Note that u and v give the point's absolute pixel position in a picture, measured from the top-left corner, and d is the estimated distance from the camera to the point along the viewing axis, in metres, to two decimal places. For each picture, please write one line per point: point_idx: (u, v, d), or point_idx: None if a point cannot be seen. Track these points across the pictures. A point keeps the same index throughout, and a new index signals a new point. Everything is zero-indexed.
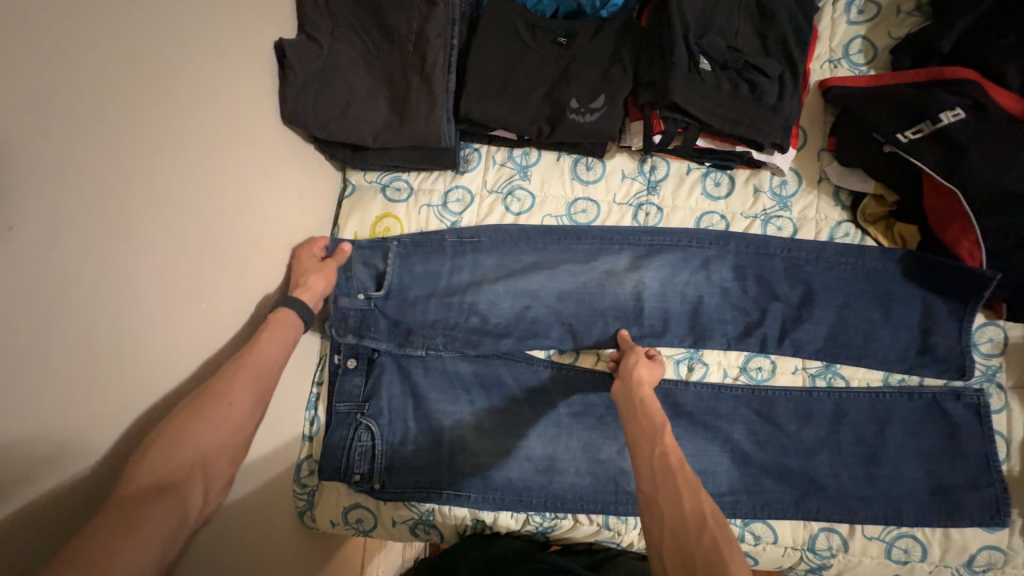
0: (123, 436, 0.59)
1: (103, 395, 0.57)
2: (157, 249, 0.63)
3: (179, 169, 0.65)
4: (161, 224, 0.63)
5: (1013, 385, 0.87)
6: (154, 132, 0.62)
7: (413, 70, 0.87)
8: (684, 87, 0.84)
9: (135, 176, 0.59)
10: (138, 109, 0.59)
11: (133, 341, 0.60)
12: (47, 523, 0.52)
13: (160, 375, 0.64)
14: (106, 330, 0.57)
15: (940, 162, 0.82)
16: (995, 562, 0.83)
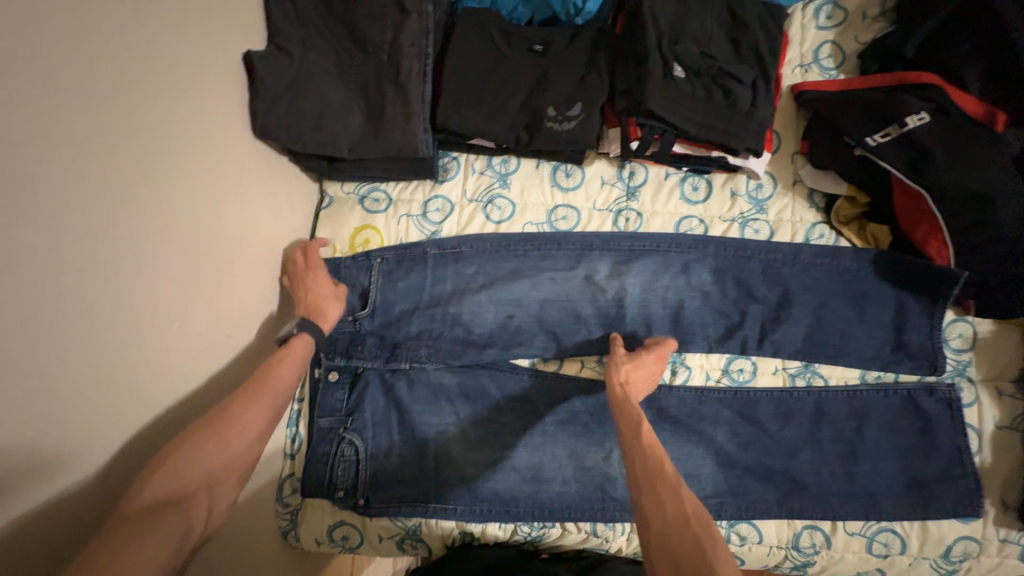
0: (88, 468, 0.57)
1: (70, 427, 0.55)
2: (127, 275, 0.61)
3: (147, 192, 0.64)
4: (131, 249, 0.61)
5: (982, 378, 0.90)
6: (120, 154, 0.60)
7: (387, 80, 0.86)
8: (659, 95, 0.84)
9: (102, 201, 0.58)
10: (100, 131, 0.57)
11: (101, 368, 0.58)
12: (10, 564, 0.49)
13: (130, 401, 0.62)
14: (70, 361, 0.54)
15: (907, 165, 0.84)
16: (970, 551, 0.86)
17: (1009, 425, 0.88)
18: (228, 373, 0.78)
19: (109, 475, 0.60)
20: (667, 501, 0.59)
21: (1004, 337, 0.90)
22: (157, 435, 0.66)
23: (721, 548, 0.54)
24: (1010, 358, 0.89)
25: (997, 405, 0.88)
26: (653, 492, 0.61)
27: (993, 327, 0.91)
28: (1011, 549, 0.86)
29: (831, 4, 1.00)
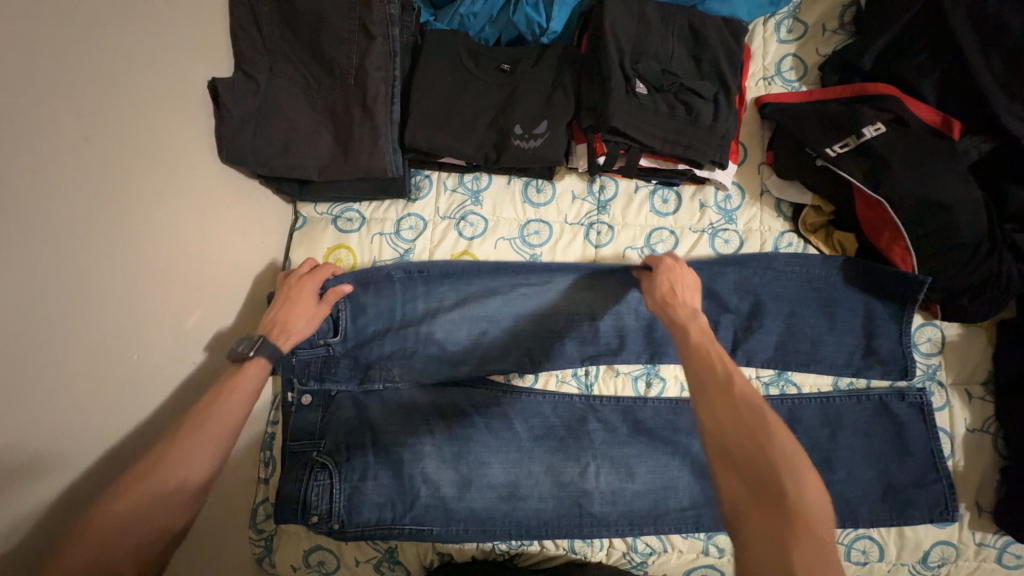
0: (41, 503, 0.57)
1: (19, 460, 0.54)
2: (75, 312, 0.59)
3: (98, 225, 0.62)
4: (79, 284, 0.60)
5: (952, 382, 0.91)
6: (69, 191, 0.58)
7: (355, 103, 0.87)
8: (623, 111, 0.86)
9: (47, 239, 0.56)
10: (47, 167, 0.56)
11: (56, 400, 0.58)
12: None
13: (82, 437, 0.61)
14: (14, 402, 0.53)
15: (868, 173, 0.85)
16: (949, 556, 0.86)
17: (980, 428, 0.88)
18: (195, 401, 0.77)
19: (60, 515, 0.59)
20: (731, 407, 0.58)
21: (970, 341, 0.91)
22: (116, 464, 0.65)
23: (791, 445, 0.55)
24: (978, 360, 0.91)
25: (967, 408, 0.89)
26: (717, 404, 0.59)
27: (961, 330, 0.92)
28: (987, 552, 0.86)
29: (791, 19, 1.02)
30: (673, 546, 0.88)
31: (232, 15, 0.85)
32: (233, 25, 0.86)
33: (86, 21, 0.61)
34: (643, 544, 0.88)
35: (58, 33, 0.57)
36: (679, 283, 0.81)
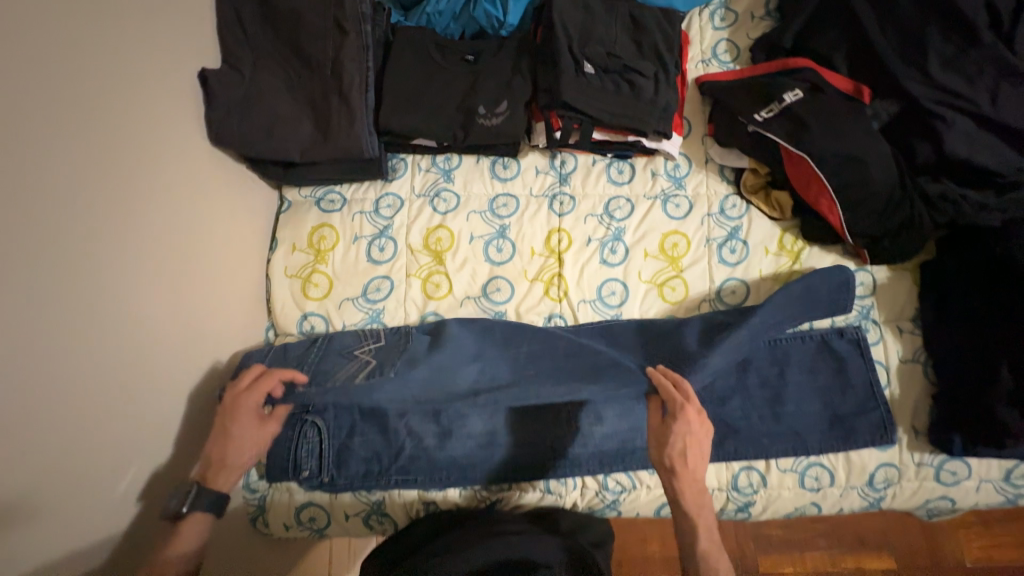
0: (50, 428, 0.64)
1: (33, 386, 0.62)
2: (67, 259, 0.67)
3: (85, 184, 0.70)
4: (70, 235, 0.67)
5: (884, 320, 1.00)
6: (66, 155, 0.67)
7: (332, 91, 0.97)
8: (573, 89, 0.97)
9: (51, 193, 0.65)
10: (49, 133, 0.65)
11: (65, 337, 0.66)
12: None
13: (90, 374, 0.69)
14: (28, 331, 0.61)
15: (790, 134, 0.96)
16: (892, 477, 0.94)
17: (912, 359, 0.97)
18: (185, 358, 0.85)
19: (64, 445, 0.66)
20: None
21: (899, 282, 1.01)
22: (116, 404, 0.73)
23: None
24: (905, 299, 1.00)
25: (899, 341, 0.98)
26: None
27: (889, 274, 1.02)
28: (927, 471, 0.94)
29: (723, 9, 1.15)
30: (641, 483, 0.95)
31: (218, 17, 0.96)
32: (219, 25, 0.96)
33: (87, 16, 0.71)
34: (613, 482, 0.95)
35: (53, 24, 0.66)
36: (692, 444, 0.83)
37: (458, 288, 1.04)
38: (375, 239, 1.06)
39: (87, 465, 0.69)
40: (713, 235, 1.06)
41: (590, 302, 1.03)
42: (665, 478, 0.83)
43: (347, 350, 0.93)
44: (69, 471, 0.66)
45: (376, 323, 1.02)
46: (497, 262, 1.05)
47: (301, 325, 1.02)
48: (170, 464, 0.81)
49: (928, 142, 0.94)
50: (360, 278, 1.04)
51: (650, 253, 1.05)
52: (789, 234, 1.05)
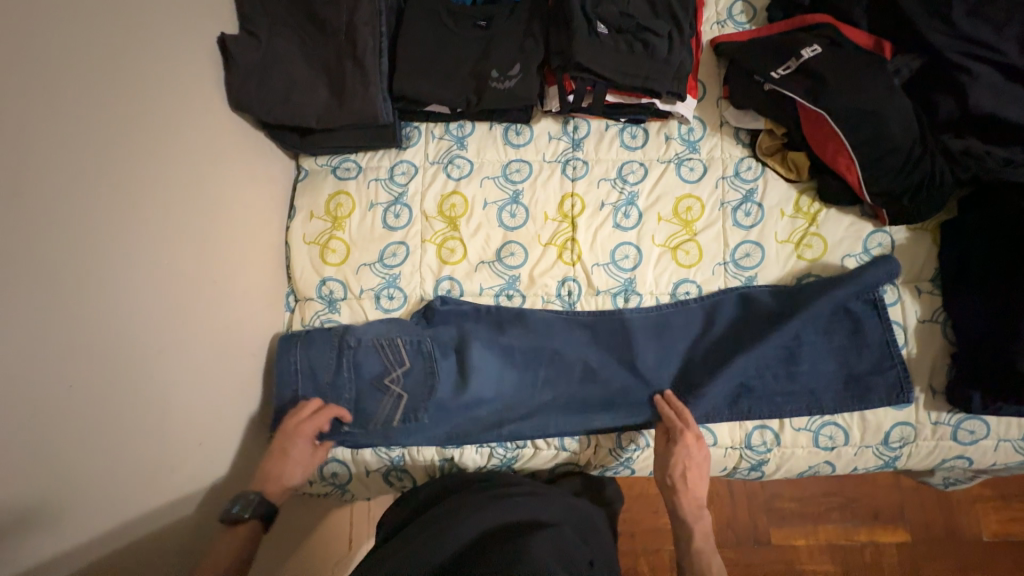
0: (97, 367, 0.68)
1: (79, 326, 0.66)
2: (101, 207, 0.70)
3: (113, 137, 0.72)
4: (105, 188, 0.71)
5: (902, 281, 0.99)
6: (98, 111, 0.70)
7: (347, 57, 0.98)
8: (586, 49, 0.97)
9: (85, 146, 0.68)
10: (82, 88, 0.68)
11: (104, 284, 0.70)
12: (39, 428, 0.61)
13: (128, 321, 0.73)
14: (70, 274, 0.65)
15: (807, 91, 0.95)
16: (908, 436, 0.94)
17: (930, 319, 0.97)
18: (213, 314, 0.89)
19: (112, 385, 0.70)
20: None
21: (918, 242, 1.00)
22: (154, 352, 0.76)
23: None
24: (925, 259, 0.99)
25: (918, 301, 0.98)
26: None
27: (908, 234, 1.00)
28: (944, 430, 0.93)
29: None
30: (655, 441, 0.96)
31: None
32: None
33: None
34: (627, 440, 0.97)
35: None
36: (692, 467, 0.86)
37: (473, 253, 1.05)
38: (390, 206, 1.07)
39: (131, 407, 0.72)
40: (728, 198, 1.05)
41: (604, 266, 1.04)
42: (666, 496, 0.87)
43: (378, 380, 0.95)
44: (114, 410, 0.70)
45: (393, 288, 1.04)
46: (511, 227, 1.06)
47: (320, 290, 1.05)
48: (205, 415, 0.85)
49: (952, 97, 0.92)
50: (376, 244, 1.06)
51: (664, 217, 1.05)
52: (805, 196, 1.04)
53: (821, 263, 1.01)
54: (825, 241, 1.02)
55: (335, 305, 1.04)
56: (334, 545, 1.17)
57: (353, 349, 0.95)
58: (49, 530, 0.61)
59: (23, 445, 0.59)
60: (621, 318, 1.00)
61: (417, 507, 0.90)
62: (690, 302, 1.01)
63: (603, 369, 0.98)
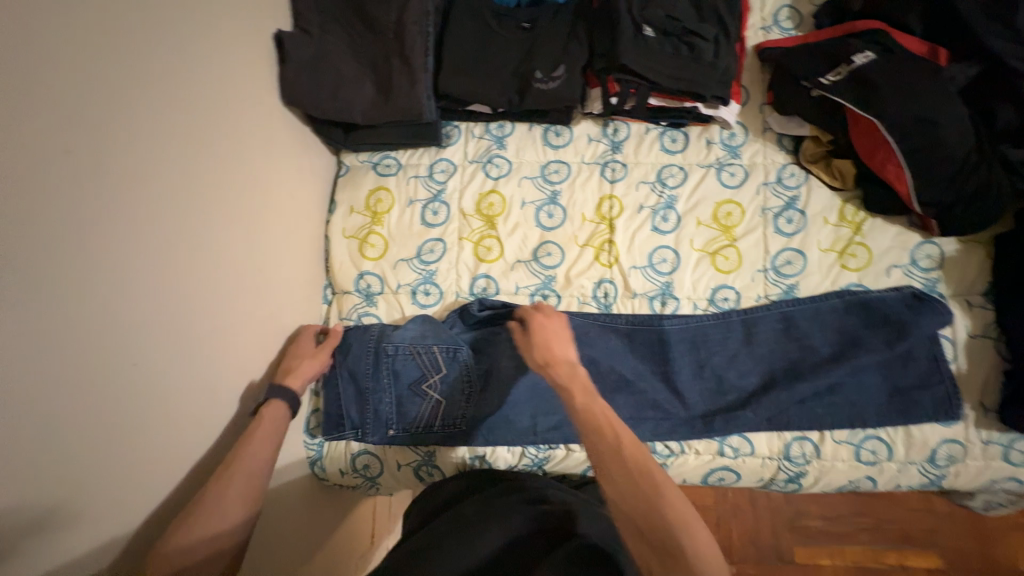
0: (156, 347, 0.70)
1: (142, 307, 0.68)
2: (166, 194, 0.72)
3: (177, 125, 0.75)
4: (171, 176, 0.73)
5: (952, 294, 0.96)
6: (167, 102, 0.73)
7: (395, 55, 1.01)
8: (632, 51, 0.97)
9: (156, 135, 0.71)
10: (154, 80, 0.71)
11: (165, 268, 0.72)
12: (106, 404, 0.63)
13: (184, 305, 0.75)
14: (136, 257, 0.68)
15: (857, 97, 0.93)
16: (956, 454, 0.91)
17: (981, 334, 0.94)
18: (258, 303, 0.91)
19: (167, 366, 0.72)
20: (658, 547, 0.57)
21: (969, 255, 0.97)
22: (205, 336, 0.79)
23: (710, 544, 0.57)
24: (976, 272, 0.96)
25: (968, 316, 0.95)
26: (642, 534, 0.58)
27: (958, 246, 0.98)
28: (994, 450, 0.90)
29: None
30: (690, 448, 0.94)
31: None
32: None
33: None
34: (662, 446, 0.95)
35: None
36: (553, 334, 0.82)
37: (510, 251, 1.05)
38: (429, 203, 1.09)
39: (184, 389, 0.75)
40: (769, 205, 1.04)
41: (641, 269, 1.03)
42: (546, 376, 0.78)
43: (416, 384, 0.97)
44: (168, 390, 0.72)
45: (430, 284, 1.05)
46: (549, 227, 1.06)
47: (358, 283, 1.06)
48: (246, 401, 0.87)
49: (1011, 105, 0.90)
50: (414, 240, 1.07)
51: (703, 222, 1.04)
52: (850, 205, 1.02)
53: (867, 272, 0.99)
54: (870, 251, 1.00)
55: (373, 299, 1.05)
56: (357, 541, 1.18)
57: (391, 358, 0.97)
58: (107, 502, 0.63)
59: (90, 419, 0.61)
60: (658, 330, 0.99)
61: (442, 502, 0.87)
62: (731, 315, 0.99)
63: (641, 379, 0.97)
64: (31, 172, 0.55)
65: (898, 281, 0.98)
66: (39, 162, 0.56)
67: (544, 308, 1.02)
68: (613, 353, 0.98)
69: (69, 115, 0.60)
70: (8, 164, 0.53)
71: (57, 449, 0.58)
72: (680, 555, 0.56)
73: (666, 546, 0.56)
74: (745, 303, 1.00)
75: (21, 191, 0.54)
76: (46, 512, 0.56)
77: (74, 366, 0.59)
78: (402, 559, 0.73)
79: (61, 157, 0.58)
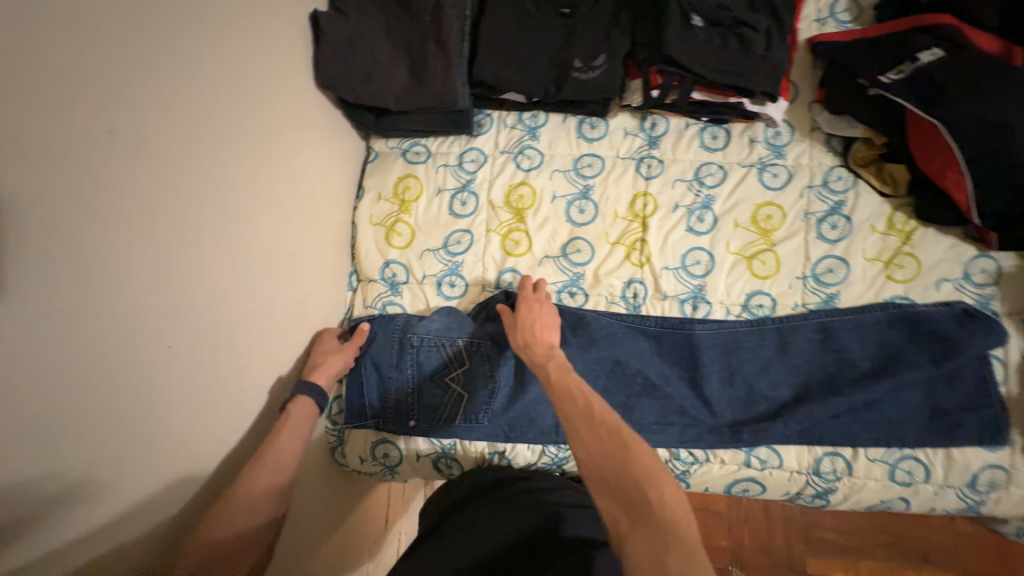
0: (189, 330, 0.70)
1: (176, 289, 0.68)
2: (202, 176, 0.72)
3: (215, 106, 0.74)
4: (207, 157, 0.72)
5: (1006, 312, 0.91)
6: (205, 81, 0.72)
7: (430, 39, 0.98)
8: (678, 41, 0.92)
9: (193, 115, 0.70)
10: (194, 59, 0.70)
11: (198, 251, 0.71)
12: (144, 387, 0.63)
13: (216, 289, 0.75)
14: (172, 240, 0.67)
15: (919, 98, 0.88)
16: (998, 480, 0.86)
17: None
18: (286, 287, 0.90)
19: (199, 349, 0.72)
20: (625, 497, 0.57)
21: None
22: (236, 320, 0.79)
23: (677, 496, 0.57)
24: None
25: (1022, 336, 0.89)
26: (610, 488, 0.58)
27: (1017, 262, 0.92)
28: None
29: None
30: (716, 457, 0.92)
31: None
32: None
33: None
34: (686, 453, 0.93)
35: None
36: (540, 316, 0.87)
37: (538, 246, 1.03)
38: (458, 192, 1.06)
39: (215, 372, 0.75)
40: (813, 209, 0.99)
41: (673, 270, 1.00)
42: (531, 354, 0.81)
43: (439, 376, 0.96)
44: (201, 372, 0.72)
45: (456, 276, 1.03)
46: (579, 222, 1.03)
47: (384, 272, 1.05)
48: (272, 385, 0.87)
49: None
50: (441, 230, 1.05)
51: (740, 224, 1.00)
52: (900, 212, 0.97)
53: (914, 285, 0.94)
54: (919, 263, 0.94)
55: (398, 288, 1.04)
56: (372, 524, 1.19)
57: (416, 348, 0.96)
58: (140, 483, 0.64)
59: (127, 401, 0.61)
60: (689, 333, 0.96)
61: (459, 498, 0.86)
62: (766, 322, 0.95)
63: (667, 384, 0.94)
64: (76, 150, 0.55)
65: (947, 296, 0.93)
66: (84, 141, 0.55)
67: (571, 305, 0.99)
68: (640, 355, 0.95)
69: (112, 93, 0.58)
70: (55, 141, 0.52)
71: (98, 428, 0.58)
72: (647, 504, 0.56)
73: (633, 495, 0.57)
74: (780, 310, 0.97)
75: (66, 169, 0.53)
76: (82, 490, 0.57)
77: (113, 348, 0.59)
78: (424, 554, 0.73)
79: (103, 136, 0.57)
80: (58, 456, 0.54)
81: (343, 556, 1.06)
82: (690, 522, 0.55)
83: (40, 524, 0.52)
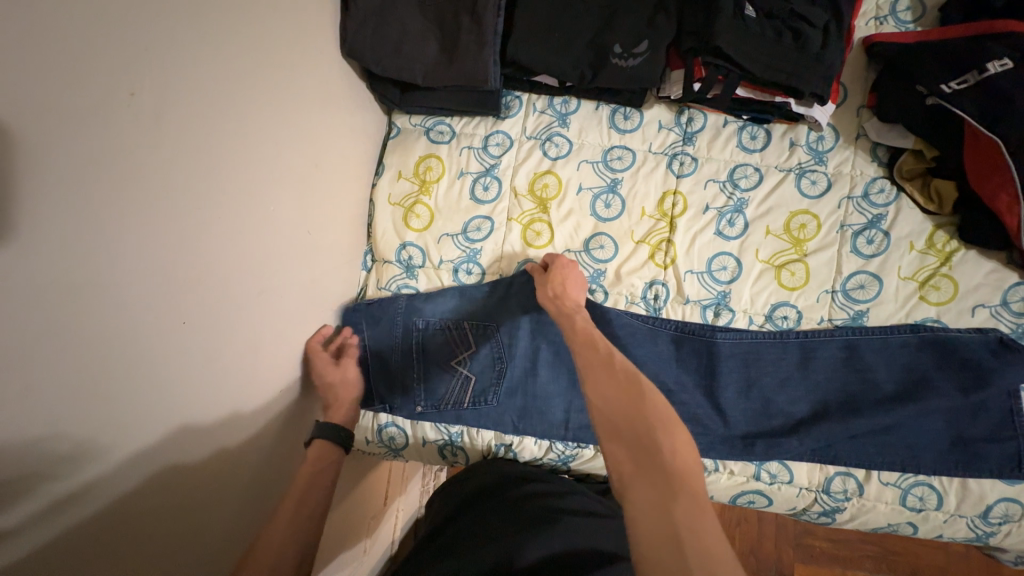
0: (204, 307, 0.68)
1: (193, 264, 0.65)
2: (222, 145, 0.68)
3: (238, 71, 0.70)
4: (227, 126, 0.69)
5: None
6: (229, 44, 0.68)
7: (464, 12, 0.93)
8: (729, 32, 0.86)
9: (215, 79, 0.66)
10: (219, 18, 0.66)
11: (214, 225, 0.68)
12: (159, 362, 0.61)
13: (232, 264, 0.72)
14: (190, 212, 0.64)
15: (983, 112, 0.82)
16: (1012, 514, 0.85)
17: None
18: (301, 265, 0.88)
19: (214, 325, 0.70)
20: (637, 447, 0.54)
21: None
22: (250, 297, 0.76)
23: (690, 455, 0.54)
24: None
25: None
26: (621, 435, 0.55)
27: None
28: None
29: None
30: (725, 468, 0.90)
31: None
32: None
33: None
34: None
35: None
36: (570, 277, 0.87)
37: (560, 239, 1.00)
38: (480, 177, 1.03)
39: (228, 350, 0.73)
40: (850, 221, 0.94)
41: (698, 274, 0.96)
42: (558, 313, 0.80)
43: (447, 362, 0.95)
44: (214, 348, 0.70)
45: (473, 262, 1.01)
46: (604, 217, 0.99)
47: (399, 254, 1.03)
48: (283, 364, 0.86)
49: None
50: (461, 215, 1.02)
51: (772, 231, 0.96)
52: (942, 231, 0.92)
53: (949, 308, 0.90)
54: (956, 285, 0.90)
55: (413, 272, 1.02)
56: (371, 502, 1.20)
57: (421, 332, 0.96)
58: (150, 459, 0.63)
59: (141, 378, 0.59)
60: (709, 341, 0.93)
61: (466, 494, 0.86)
62: (789, 335, 0.92)
63: (682, 390, 0.92)
64: (95, 112, 0.51)
65: (982, 322, 0.89)
66: (104, 102, 0.52)
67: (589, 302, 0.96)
68: (657, 359, 0.94)
69: (134, 51, 0.54)
70: (73, 102, 0.49)
71: (114, 406, 0.56)
72: (658, 457, 0.52)
73: (643, 445, 0.54)
74: (805, 324, 0.93)
75: (83, 132, 0.50)
76: None
77: (127, 322, 0.57)
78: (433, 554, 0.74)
79: (124, 98, 0.54)
80: (74, 437, 0.52)
81: (342, 533, 1.06)
82: (698, 482, 0.52)
83: (56, 504, 0.51)
